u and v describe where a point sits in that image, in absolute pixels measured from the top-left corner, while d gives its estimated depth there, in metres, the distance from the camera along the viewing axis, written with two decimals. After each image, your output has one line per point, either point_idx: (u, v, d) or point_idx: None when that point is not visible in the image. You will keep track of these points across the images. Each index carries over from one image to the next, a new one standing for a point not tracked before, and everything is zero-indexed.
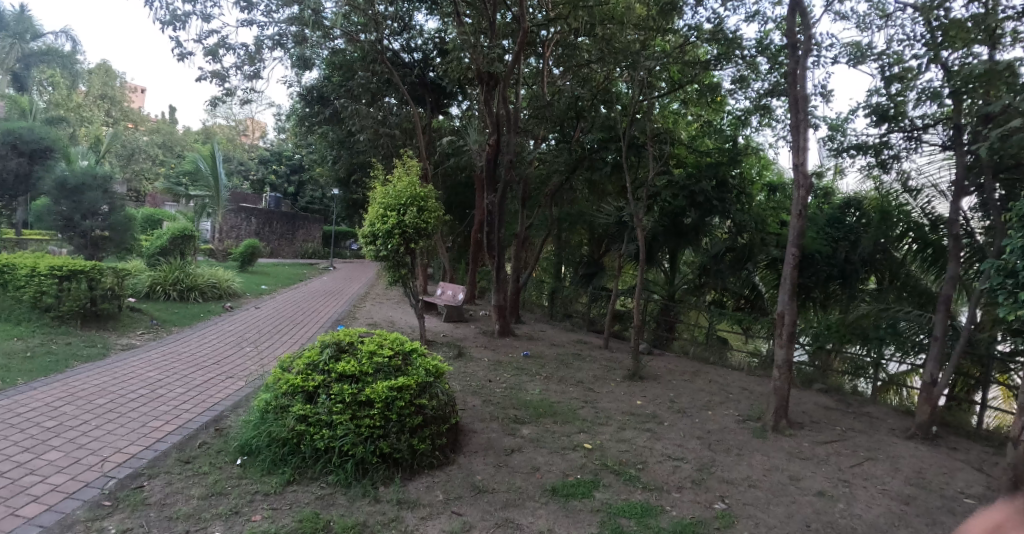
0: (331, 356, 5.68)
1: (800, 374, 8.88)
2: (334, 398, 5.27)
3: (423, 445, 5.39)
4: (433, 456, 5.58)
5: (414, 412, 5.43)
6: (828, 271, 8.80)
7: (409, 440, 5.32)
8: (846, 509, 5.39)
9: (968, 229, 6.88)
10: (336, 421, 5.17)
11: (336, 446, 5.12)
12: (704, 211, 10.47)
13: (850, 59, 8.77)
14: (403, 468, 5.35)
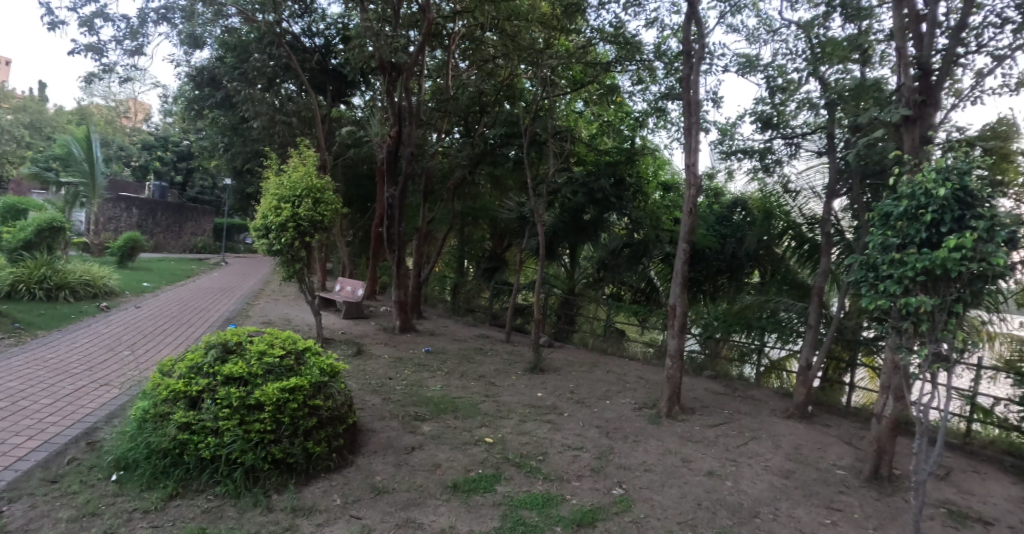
0: (217, 358, 5.30)
1: (692, 362, 9.41)
2: (220, 403, 4.92)
3: (319, 448, 5.17)
4: (329, 459, 5.38)
5: (308, 414, 5.19)
6: (718, 265, 9.45)
7: (304, 443, 5.08)
8: (732, 487, 5.80)
9: (839, 228, 7.55)
10: (222, 427, 4.81)
11: (223, 454, 4.78)
12: (603, 208, 10.93)
13: (738, 69, 9.41)
14: (298, 473, 5.10)
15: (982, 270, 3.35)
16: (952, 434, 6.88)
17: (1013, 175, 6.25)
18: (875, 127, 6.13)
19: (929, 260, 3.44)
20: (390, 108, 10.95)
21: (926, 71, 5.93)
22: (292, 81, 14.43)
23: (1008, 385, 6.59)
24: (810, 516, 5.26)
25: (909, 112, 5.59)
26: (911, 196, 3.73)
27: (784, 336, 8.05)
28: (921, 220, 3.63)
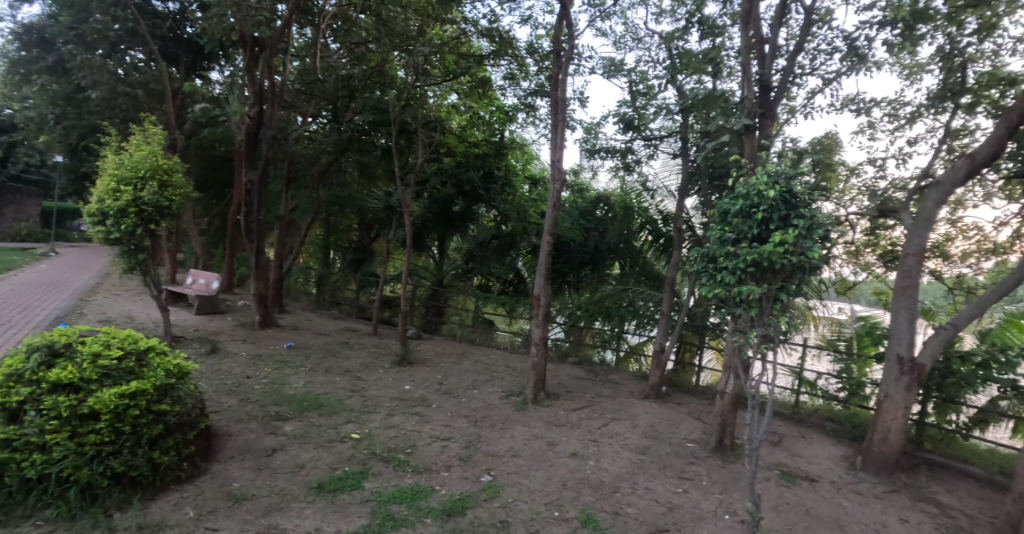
0: (42, 363, 4.59)
1: (557, 350, 9.80)
2: (46, 414, 4.28)
3: (167, 457, 4.67)
4: (180, 469, 4.89)
5: (154, 421, 4.67)
6: (580, 258, 9.91)
7: (149, 453, 4.57)
8: (594, 465, 6.16)
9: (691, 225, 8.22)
10: (50, 442, 4.20)
11: (51, 473, 4.17)
12: (471, 200, 11.04)
13: (604, 72, 9.91)
14: (142, 487, 4.59)
15: (801, 263, 3.70)
16: (783, 405, 7.66)
17: (832, 181, 7.19)
18: (721, 134, 6.77)
19: (758, 253, 3.75)
20: (252, 85, 10.43)
21: (766, 88, 6.69)
22: (140, 49, 12.89)
23: (828, 362, 7.39)
24: (663, 487, 5.76)
25: (750, 122, 6.24)
26: (745, 197, 4.03)
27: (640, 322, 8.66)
28: (754, 217, 3.92)
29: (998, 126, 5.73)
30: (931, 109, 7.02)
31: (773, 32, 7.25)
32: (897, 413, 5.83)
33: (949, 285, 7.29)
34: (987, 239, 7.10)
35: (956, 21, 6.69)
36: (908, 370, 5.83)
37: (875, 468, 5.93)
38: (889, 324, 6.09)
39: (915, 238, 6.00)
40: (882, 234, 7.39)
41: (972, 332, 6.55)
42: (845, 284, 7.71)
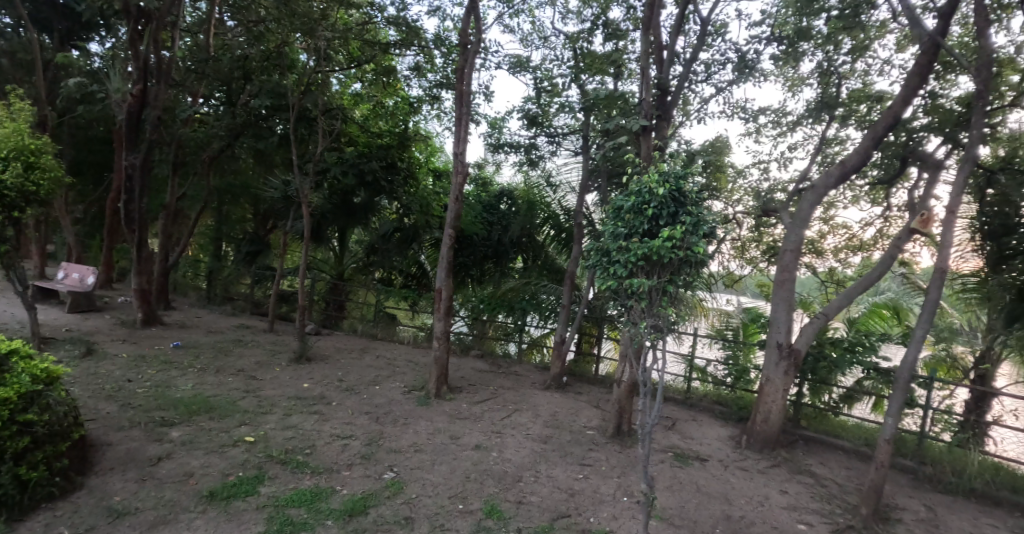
0: None
1: (460, 343, 9.81)
2: None
3: (35, 472, 4.26)
4: (53, 484, 4.45)
5: (18, 433, 4.22)
6: (484, 251, 9.88)
7: (13, 469, 4.14)
8: (497, 456, 6.24)
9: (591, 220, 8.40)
10: None
11: None
12: (373, 192, 10.82)
13: (511, 67, 9.99)
14: (6, 508, 4.15)
15: (687, 257, 3.87)
16: (675, 391, 8.12)
17: (722, 183, 7.70)
18: (620, 133, 6.98)
19: (647, 247, 3.89)
20: (135, 59, 9.32)
21: (664, 92, 7.00)
22: (3, 13, 11.45)
23: (717, 350, 7.76)
24: (564, 474, 5.94)
25: (646, 123, 6.46)
26: (637, 193, 4.16)
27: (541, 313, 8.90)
28: (645, 214, 4.05)
29: (867, 136, 6.31)
30: (811, 120, 7.60)
31: (672, 40, 7.62)
32: (777, 395, 6.33)
33: (822, 278, 7.99)
34: (856, 236, 7.89)
35: (832, 41, 7.32)
36: (786, 356, 6.33)
37: (758, 445, 6.42)
38: (770, 315, 6.58)
39: (793, 236, 6.51)
40: (765, 231, 7.97)
41: (843, 319, 7.47)
42: (732, 277, 8.35)
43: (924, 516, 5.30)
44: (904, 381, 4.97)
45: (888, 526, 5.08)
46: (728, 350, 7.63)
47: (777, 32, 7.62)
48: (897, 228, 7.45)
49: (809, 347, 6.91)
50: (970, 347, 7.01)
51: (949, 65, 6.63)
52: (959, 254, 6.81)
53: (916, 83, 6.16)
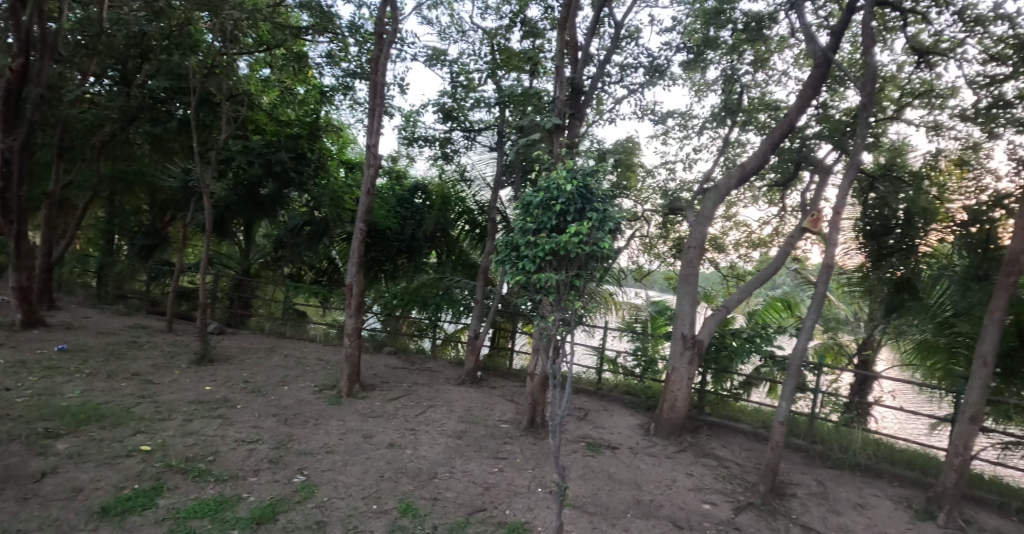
0: None
1: (374, 340, 9.63)
2: None
3: None
4: None
5: None
6: (397, 246, 9.63)
7: None
8: (412, 454, 6.16)
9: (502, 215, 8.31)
10: None
11: None
12: (281, 183, 10.31)
13: (427, 60, 9.85)
14: None
15: (593, 253, 3.97)
16: (587, 383, 8.36)
17: (632, 182, 8.00)
18: (534, 130, 7.05)
19: (555, 242, 3.94)
20: (15, 30, 8.46)
21: (577, 92, 7.16)
22: None
23: (627, 342, 8.08)
24: (479, 468, 5.96)
25: (559, 121, 6.57)
26: (546, 190, 4.22)
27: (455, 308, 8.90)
28: (553, 209, 4.12)
29: (764, 141, 6.73)
30: (715, 124, 8.04)
31: (587, 42, 7.80)
32: (682, 383, 6.66)
33: (725, 273, 8.52)
34: (753, 233, 8.48)
35: (736, 52, 7.76)
36: (690, 346, 6.67)
37: (666, 432, 6.72)
38: (675, 307, 6.92)
39: (697, 233, 6.87)
40: (672, 228, 8.37)
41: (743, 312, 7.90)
42: (642, 271, 8.72)
43: (813, 490, 5.75)
44: (795, 369, 5.17)
45: (783, 501, 5.47)
46: (636, 341, 7.95)
47: (686, 41, 7.99)
48: (791, 227, 8.04)
49: (711, 337, 7.29)
50: (854, 337, 7.86)
51: (837, 80, 7.21)
52: (844, 251, 7.36)
53: (810, 94, 6.59)
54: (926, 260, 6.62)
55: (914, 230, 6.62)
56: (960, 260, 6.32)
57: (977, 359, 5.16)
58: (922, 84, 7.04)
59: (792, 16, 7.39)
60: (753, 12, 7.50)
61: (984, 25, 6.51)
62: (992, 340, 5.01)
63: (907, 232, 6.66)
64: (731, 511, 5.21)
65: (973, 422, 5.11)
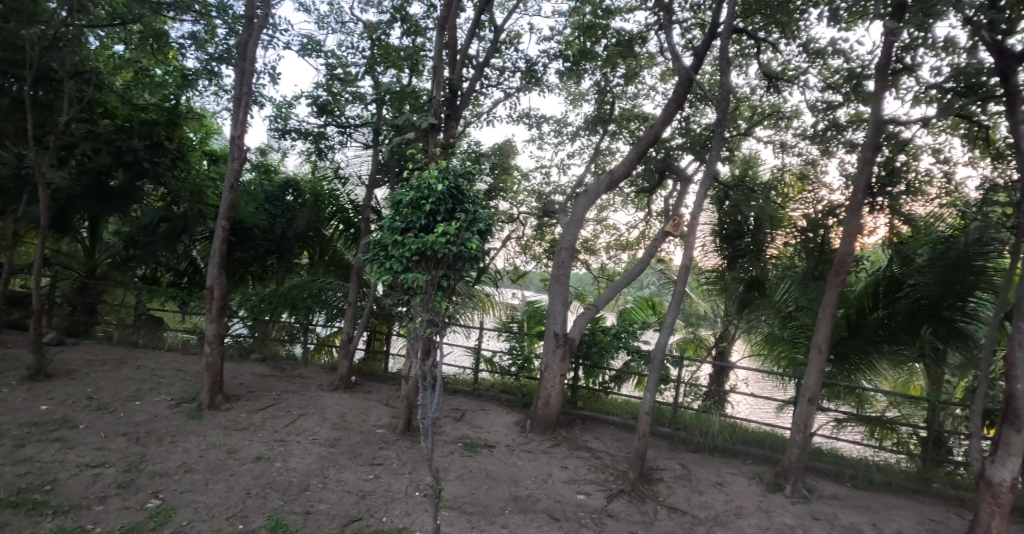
0: None
1: (240, 347, 8.95)
2: None
3: None
4: None
5: None
6: (265, 246, 8.99)
7: None
8: (281, 467, 5.75)
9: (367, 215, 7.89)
10: None
11: None
12: (134, 174, 9.13)
13: (302, 50, 9.29)
14: None
15: (461, 253, 3.93)
16: (463, 383, 8.30)
17: (509, 183, 8.08)
18: (409, 129, 6.87)
19: (422, 242, 3.84)
20: None
21: (455, 93, 7.11)
22: None
23: (503, 341, 8.17)
24: (354, 476, 5.69)
25: (435, 121, 6.46)
26: (416, 189, 4.08)
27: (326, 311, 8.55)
28: (423, 209, 4.01)
29: (632, 150, 7.06)
30: (587, 132, 8.33)
31: (466, 45, 7.72)
32: (555, 380, 6.82)
33: (595, 274, 8.88)
34: (622, 236, 8.92)
35: (609, 65, 8.07)
36: (562, 344, 6.84)
37: (541, 428, 6.85)
38: (548, 307, 7.04)
39: (568, 235, 7.03)
40: (546, 231, 8.60)
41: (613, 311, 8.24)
42: (518, 272, 8.97)
43: (679, 473, 6.13)
44: (657, 361, 5.45)
45: (652, 485, 5.77)
46: (512, 340, 8.04)
47: (563, 50, 8.17)
48: (655, 231, 8.55)
49: (583, 335, 7.56)
50: (712, 331, 8.45)
51: (698, 97, 7.74)
52: (702, 252, 7.93)
53: (675, 107, 6.94)
54: (772, 262, 7.27)
55: (762, 235, 7.23)
56: (800, 262, 6.99)
57: (813, 348, 5.70)
58: (770, 106, 7.75)
59: (660, 36, 7.82)
60: (626, 29, 7.84)
61: (821, 58, 7.29)
62: (825, 331, 5.55)
63: (757, 236, 7.26)
64: (604, 500, 5.40)
65: (812, 403, 5.66)
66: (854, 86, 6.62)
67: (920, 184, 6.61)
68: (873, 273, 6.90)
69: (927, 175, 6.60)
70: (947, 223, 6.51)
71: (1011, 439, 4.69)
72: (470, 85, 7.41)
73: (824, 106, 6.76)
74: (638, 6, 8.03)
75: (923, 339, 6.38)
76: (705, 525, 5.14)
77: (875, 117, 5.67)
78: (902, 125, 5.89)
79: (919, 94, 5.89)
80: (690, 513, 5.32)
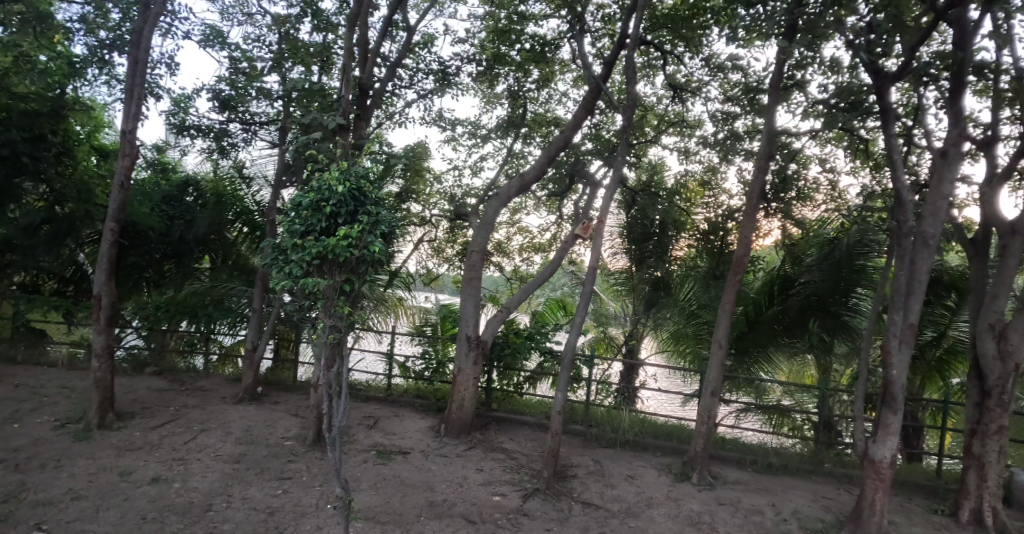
0: None
1: (133, 360, 8.39)
2: None
3: None
4: None
5: None
6: (162, 250, 8.40)
7: None
8: (181, 487, 5.37)
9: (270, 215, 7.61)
10: None
11: None
12: (11, 170, 8.25)
13: (205, 40, 8.56)
14: None
15: (364, 257, 3.81)
16: (377, 390, 8.15)
17: (420, 186, 8.06)
18: (316, 129, 6.62)
19: (322, 246, 3.72)
20: None
21: (365, 94, 7.00)
22: None
23: (416, 345, 8.10)
24: (261, 493, 5.40)
25: (343, 122, 6.30)
26: (316, 191, 3.95)
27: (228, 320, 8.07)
28: (323, 211, 3.87)
29: (542, 154, 7.18)
30: (500, 135, 8.37)
31: (377, 44, 7.53)
32: (468, 383, 6.80)
33: (508, 275, 8.97)
34: (535, 238, 9.04)
35: (522, 69, 8.15)
36: (475, 346, 6.83)
37: (455, 432, 6.80)
38: (459, 310, 7.02)
39: (480, 237, 7.04)
40: (459, 234, 8.68)
41: (526, 312, 8.37)
42: (430, 275, 9.12)
43: (592, 468, 6.28)
44: (567, 361, 5.56)
45: (566, 483, 5.89)
46: (425, 345, 7.96)
47: (477, 53, 8.16)
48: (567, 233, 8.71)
49: (496, 337, 7.59)
50: (621, 330, 8.78)
51: (608, 105, 7.99)
52: (612, 255, 8.12)
53: (584, 113, 7.10)
54: (678, 263, 7.64)
55: (667, 237, 7.63)
56: (702, 262, 7.51)
57: (714, 344, 5.99)
58: (675, 114, 8.10)
59: (572, 43, 7.98)
60: (539, 35, 7.93)
61: (721, 72, 7.70)
62: (725, 328, 5.85)
63: (663, 238, 7.61)
64: (519, 499, 5.43)
65: (714, 395, 5.98)
66: (751, 99, 7.05)
67: (808, 191, 7.13)
68: (768, 272, 7.37)
69: (814, 183, 7.13)
70: (832, 226, 7.09)
71: (887, 420, 4.97)
72: (382, 86, 7.24)
73: (724, 117, 7.14)
74: (551, 13, 8.15)
75: (812, 331, 7.00)
76: (618, 517, 5.28)
77: (769, 128, 6.05)
78: (793, 137, 6.29)
79: (808, 107, 6.34)
80: (603, 507, 5.46)
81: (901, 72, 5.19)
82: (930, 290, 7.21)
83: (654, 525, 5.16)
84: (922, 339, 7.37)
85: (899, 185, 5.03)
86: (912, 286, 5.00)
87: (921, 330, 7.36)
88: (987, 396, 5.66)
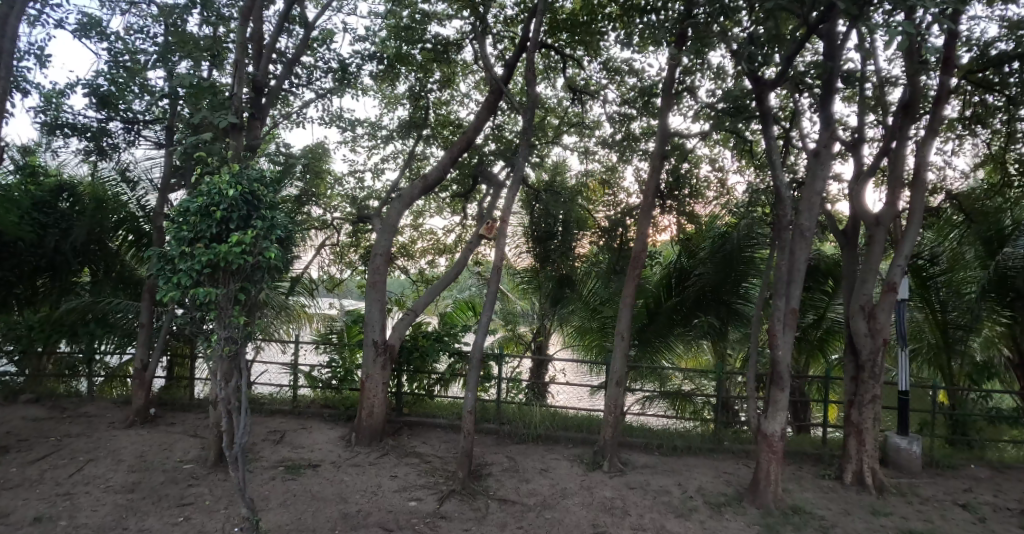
0: None
1: (5, 388, 7.97)
2: None
3: None
4: None
5: None
6: (34, 263, 7.62)
7: None
8: (66, 525, 4.89)
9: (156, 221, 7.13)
10: None
11: None
12: None
13: (78, 28, 7.73)
14: None
15: (260, 263, 3.71)
16: (281, 402, 7.87)
17: (321, 188, 7.90)
18: (206, 129, 6.24)
19: (214, 253, 3.54)
20: None
21: (258, 92, 6.73)
22: None
23: (322, 354, 7.90)
24: (159, 522, 5.01)
25: (236, 120, 5.98)
26: (205, 194, 3.75)
27: (116, 335, 7.82)
28: (213, 216, 3.70)
29: (446, 155, 7.19)
30: (402, 136, 8.31)
31: (272, 40, 7.22)
32: (377, 389, 6.70)
33: (414, 277, 8.92)
34: (439, 240, 9.07)
35: (424, 70, 8.16)
36: (382, 351, 6.76)
37: (367, 440, 6.70)
38: (365, 314, 6.90)
39: (383, 240, 6.94)
40: (361, 238, 8.65)
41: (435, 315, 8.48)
42: (334, 281, 8.95)
43: (507, 465, 6.40)
44: (476, 361, 5.60)
45: (482, 481, 5.96)
46: (331, 352, 7.81)
47: (378, 51, 8.04)
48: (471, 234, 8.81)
49: (404, 342, 7.56)
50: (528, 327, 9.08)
51: (510, 105, 8.14)
52: (517, 253, 8.34)
53: (488, 113, 7.19)
54: (581, 260, 7.92)
55: (571, 235, 7.89)
56: (603, 258, 7.80)
57: (618, 336, 6.27)
58: (575, 115, 8.40)
59: (474, 44, 8.04)
60: (441, 36, 7.93)
61: (618, 75, 8.06)
62: (626, 319, 6.14)
63: (566, 236, 7.88)
64: (436, 503, 5.44)
65: (619, 386, 6.25)
66: (645, 102, 7.43)
67: (700, 188, 7.58)
68: (665, 265, 7.85)
69: (704, 181, 7.63)
70: (722, 222, 7.70)
71: (776, 397, 5.36)
72: (279, 85, 6.96)
73: (621, 118, 7.46)
74: (454, 14, 8.17)
75: (705, 319, 7.54)
76: (534, 510, 5.42)
77: (663, 129, 6.40)
78: (685, 138, 6.67)
79: (698, 111, 6.76)
80: (520, 502, 5.57)
81: (778, 80, 5.63)
82: (810, 278, 7.91)
83: (570, 515, 5.33)
84: (804, 321, 8.09)
85: (778, 184, 5.50)
86: (793, 276, 5.45)
87: (804, 314, 8.07)
88: (862, 370, 6.29)
